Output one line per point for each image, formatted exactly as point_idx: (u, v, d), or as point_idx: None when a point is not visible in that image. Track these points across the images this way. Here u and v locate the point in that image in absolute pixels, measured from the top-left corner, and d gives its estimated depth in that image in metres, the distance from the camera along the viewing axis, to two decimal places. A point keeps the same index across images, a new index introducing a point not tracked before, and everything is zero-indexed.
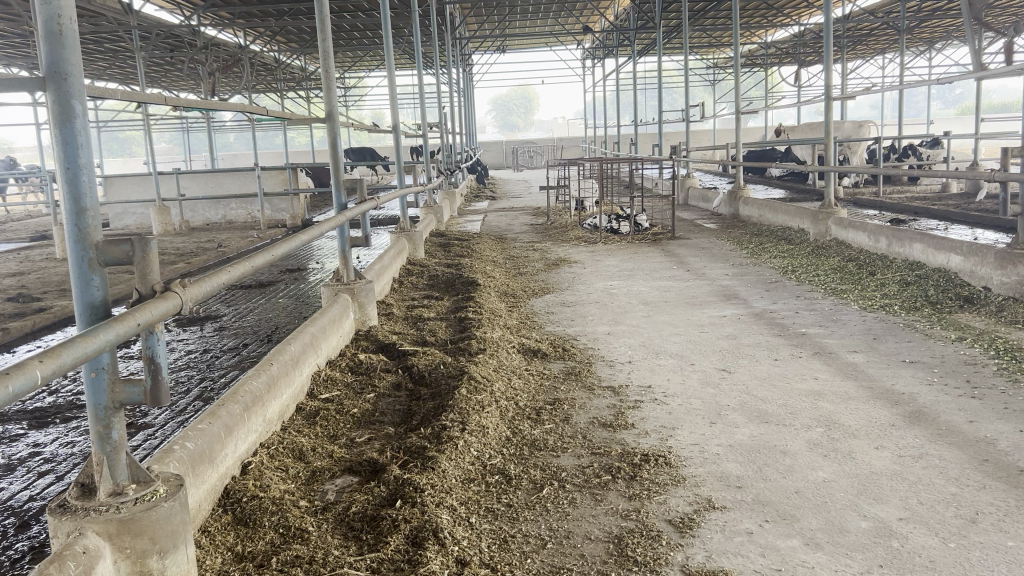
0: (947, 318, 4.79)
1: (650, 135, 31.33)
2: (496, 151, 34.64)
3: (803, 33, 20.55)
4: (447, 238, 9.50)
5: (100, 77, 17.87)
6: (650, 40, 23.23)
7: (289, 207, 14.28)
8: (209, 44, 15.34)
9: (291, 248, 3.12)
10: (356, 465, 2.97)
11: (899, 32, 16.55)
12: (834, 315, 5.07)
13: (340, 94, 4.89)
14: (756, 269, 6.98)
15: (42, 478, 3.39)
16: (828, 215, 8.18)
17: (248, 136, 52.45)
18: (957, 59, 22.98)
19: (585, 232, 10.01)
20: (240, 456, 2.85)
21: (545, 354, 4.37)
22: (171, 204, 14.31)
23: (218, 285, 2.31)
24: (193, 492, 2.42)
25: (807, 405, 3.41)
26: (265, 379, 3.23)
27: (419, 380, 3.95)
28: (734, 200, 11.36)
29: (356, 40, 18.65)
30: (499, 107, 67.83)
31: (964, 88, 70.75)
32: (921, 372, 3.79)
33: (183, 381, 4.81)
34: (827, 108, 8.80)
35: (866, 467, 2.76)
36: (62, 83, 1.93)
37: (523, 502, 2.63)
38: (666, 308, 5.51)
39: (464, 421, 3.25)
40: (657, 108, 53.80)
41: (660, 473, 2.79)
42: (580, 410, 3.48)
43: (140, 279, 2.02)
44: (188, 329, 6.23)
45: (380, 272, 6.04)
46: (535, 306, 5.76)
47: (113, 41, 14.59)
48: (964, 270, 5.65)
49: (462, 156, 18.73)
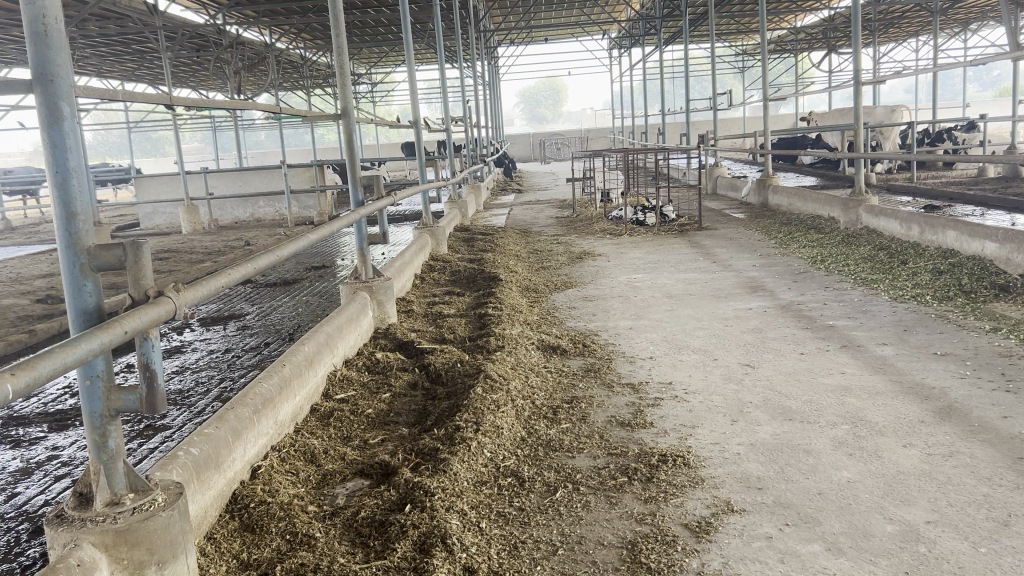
0: (982, 308, 4.64)
1: (679, 124, 31.05)
2: (524, 144, 34.58)
3: (832, 17, 20.18)
4: (471, 233, 9.44)
5: (130, 78, 18.05)
6: (676, 28, 23.00)
7: (316, 204, 14.32)
8: (235, 43, 15.40)
9: (298, 247, 3.07)
10: (367, 468, 2.92)
11: (933, 13, 16.19)
12: (863, 306, 4.94)
13: (355, 90, 4.85)
14: (783, 260, 6.83)
15: (59, 482, 3.37)
16: (858, 203, 8.01)
17: (278, 134, 52.87)
18: (993, 41, 22.44)
19: (611, 224, 9.90)
20: (250, 460, 2.81)
21: (565, 350, 4.29)
22: (200, 203, 14.42)
23: (216, 287, 2.27)
24: (198, 499, 2.38)
25: (832, 401, 3.30)
26: (277, 381, 3.19)
27: (435, 379, 3.89)
28: (763, 188, 11.18)
29: (381, 35, 18.63)
30: (527, 99, 67.79)
31: (1003, 68, 69.23)
32: (953, 365, 3.65)
33: (202, 382, 4.80)
34: (857, 94, 8.59)
35: (893, 466, 2.65)
36: (48, 85, 1.88)
37: (536, 506, 2.56)
38: (691, 302, 5.40)
39: (478, 421, 3.18)
40: (686, 97, 53.37)
41: (678, 475, 2.71)
42: (598, 408, 3.40)
43: (133, 285, 1.97)
44: (210, 330, 6.22)
45: (400, 269, 6.00)
46: (557, 301, 5.68)
47: (140, 42, 14.70)
48: (1000, 258, 5.48)
49: (488, 150, 18.68)
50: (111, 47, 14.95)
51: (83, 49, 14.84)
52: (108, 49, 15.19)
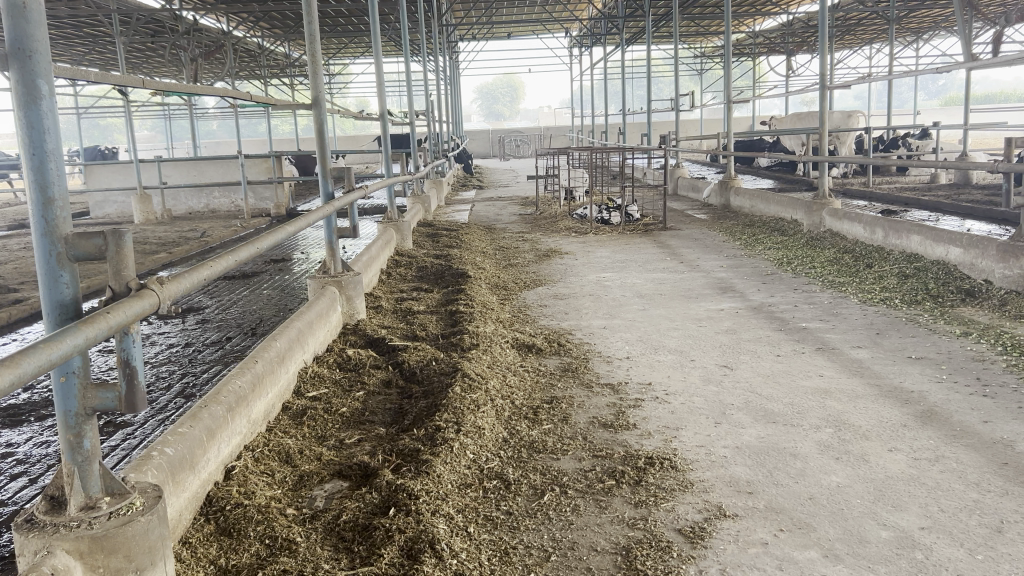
0: (950, 312, 4.69)
1: (639, 124, 31.20)
2: (483, 141, 34.44)
3: (792, 22, 20.40)
4: (435, 229, 9.34)
5: (80, 63, 17.53)
6: (638, 28, 23.06)
7: (274, 196, 14.05)
8: (191, 30, 15.01)
9: (277, 238, 2.97)
10: (346, 469, 2.83)
11: (890, 22, 16.47)
12: (833, 308, 4.96)
13: (327, 80, 4.71)
14: (750, 261, 6.87)
15: (14, 481, 3.21)
16: (821, 206, 8.08)
17: (233, 125, 52.05)
18: (945, 50, 22.90)
19: (575, 222, 9.87)
20: (224, 460, 2.70)
21: (540, 349, 4.23)
22: (153, 192, 14.04)
23: (199, 280, 2.15)
24: (173, 501, 2.27)
25: (814, 403, 3.29)
26: (249, 378, 3.07)
27: (410, 377, 3.81)
28: (725, 189, 11.25)
29: (341, 27, 18.36)
30: (485, 95, 67.71)
31: (950, 78, 70.92)
32: (928, 369, 3.67)
33: (164, 376, 4.65)
34: (823, 97, 8.65)
35: (881, 471, 2.64)
36: (26, 61, 1.75)
37: (525, 510, 2.49)
38: (662, 302, 5.38)
39: (459, 421, 3.10)
40: (644, 96, 53.71)
41: (667, 478, 2.66)
42: (579, 409, 3.35)
43: (114, 277, 1.85)
44: (168, 323, 6.04)
45: (367, 264, 5.88)
46: (527, 299, 5.62)
47: (93, 26, 14.26)
48: (964, 263, 5.55)
49: (450, 145, 18.54)
50: (62, 29, 14.49)
51: None
52: (58, 31, 14.71)
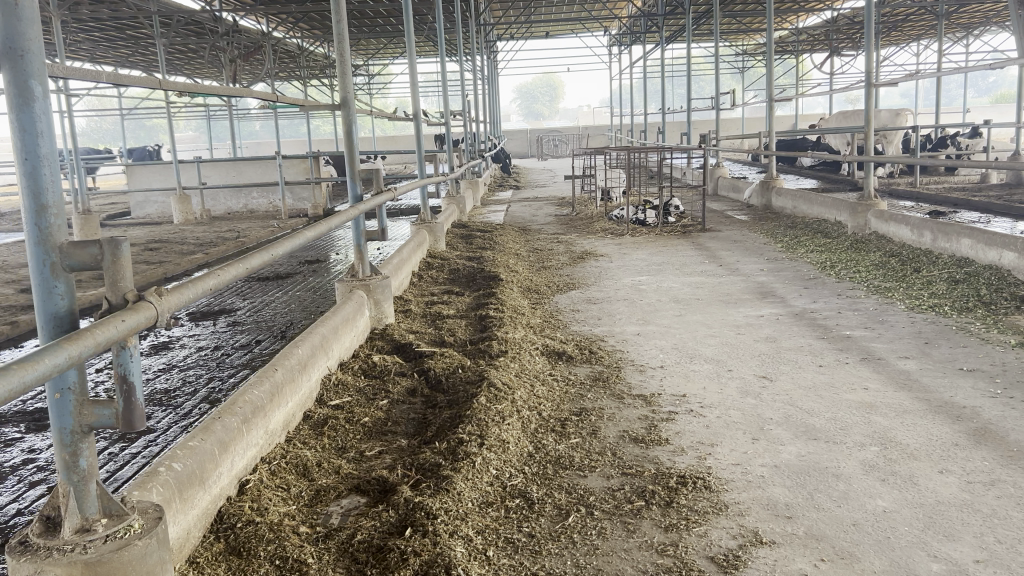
0: (1004, 320, 4.46)
1: (679, 122, 30.84)
2: (520, 140, 34.35)
3: (836, 18, 19.98)
4: (469, 230, 9.22)
5: (124, 65, 17.75)
6: (678, 26, 22.76)
7: (311, 196, 14.08)
8: (231, 31, 15.09)
9: (294, 245, 2.87)
10: (363, 484, 2.72)
11: (940, 17, 16.03)
12: (879, 315, 4.75)
13: (355, 80, 4.62)
14: (791, 264, 6.65)
15: (34, 489, 3.12)
16: (867, 207, 7.82)
17: (274, 124, 52.57)
18: (995, 46, 22.26)
19: (611, 223, 9.70)
20: (238, 474, 2.60)
21: (571, 357, 4.10)
22: (192, 192, 14.14)
23: (203, 290, 2.05)
24: (180, 520, 2.18)
25: (858, 419, 3.11)
26: (268, 388, 2.97)
27: (435, 386, 3.69)
28: (767, 190, 10.99)
29: (380, 26, 18.33)
30: (525, 95, 67.70)
31: (1000, 75, 69.16)
32: (982, 383, 3.46)
33: (190, 381, 4.59)
34: (870, 94, 8.34)
35: (932, 495, 2.46)
36: (18, 61, 1.67)
37: (547, 532, 2.36)
38: (699, 307, 5.21)
39: (482, 434, 2.98)
40: (685, 95, 53.22)
41: (699, 499, 2.51)
42: (609, 422, 3.21)
43: (109, 288, 1.75)
44: (200, 325, 6.00)
45: (398, 267, 5.79)
46: (560, 303, 5.48)
47: (134, 28, 14.40)
48: (1018, 268, 5.29)
49: (486, 145, 18.44)
50: (105, 31, 14.65)
51: (77, 33, 14.53)
52: (101, 34, 14.89)
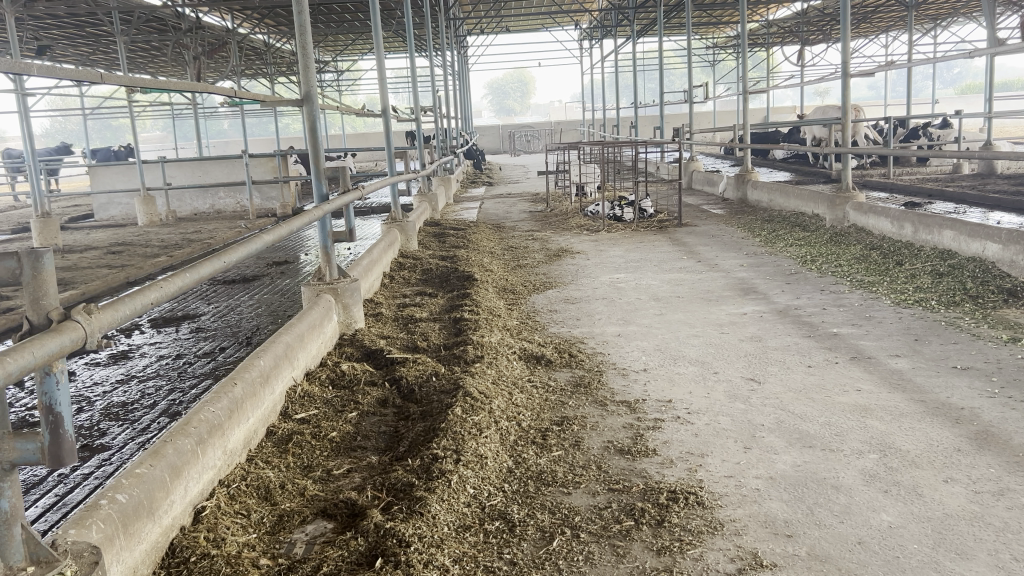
0: (993, 314, 4.33)
1: (650, 117, 30.75)
2: (492, 136, 34.11)
3: (806, 11, 19.96)
4: (442, 228, 9.00)
5: (86, 65, 17.30)
6: (649, 20, 22.63)
7: (279, 196, 13.83)
8: (194, 28, 14.74)
9: (246, 251, 2.66)
10: (331, 507, 2.52)
11: (910, 9, 16.02)
12: (866, 311, 4.61)
13: (319, 76, 4.40)
14: (771, 259, 6.52)
15: None
16: (845, 199, 7.70)
17: (241, 124, 51.82)
18: (964, 37, 22.35)
19: (586, 219, 9.53)
20: (192, 500, 2.39)
21: (550, 361, 3.92)
22: (157, 193, 13.78)
23: (138, 307, 1.84)
24: (124, 557, 1.97)
25: (854, 424, 2.96)
26: (225, 404, 2.76)
27: (408, 396, 3.50)
28: (742, 183, 10.86)
29: (347, 22, 17.97)
30: (498, 92, 67.42)
31: (966, 65, 69.85)
32: (978, 382, 3.32)
33: (149, 393, 4.34)
34: (847, 86, 8.21)
35: (939, 508, 2.31)
36: None
37: (530, 559, 2.18)
38: (680, 305, 5.05)
39: (458, 449, 2.79)
40: (656, 89, 53.19)
41: (692, 518, 2.34)
42: (593, 432, 3.02)
43: (30, 307, 1.54)
44: (162, 332, 5.74)
45: (367, 268, 5.57)
46: (536, 304, 5.30)
47: (94, 25, 14.03)
48: (1002, 260, 5.19)
49: (458, 141, 18.19)
50: (64, 29, 14.24)
51: (34, 30, 14.10)
52: (61, 31, 14.50)
